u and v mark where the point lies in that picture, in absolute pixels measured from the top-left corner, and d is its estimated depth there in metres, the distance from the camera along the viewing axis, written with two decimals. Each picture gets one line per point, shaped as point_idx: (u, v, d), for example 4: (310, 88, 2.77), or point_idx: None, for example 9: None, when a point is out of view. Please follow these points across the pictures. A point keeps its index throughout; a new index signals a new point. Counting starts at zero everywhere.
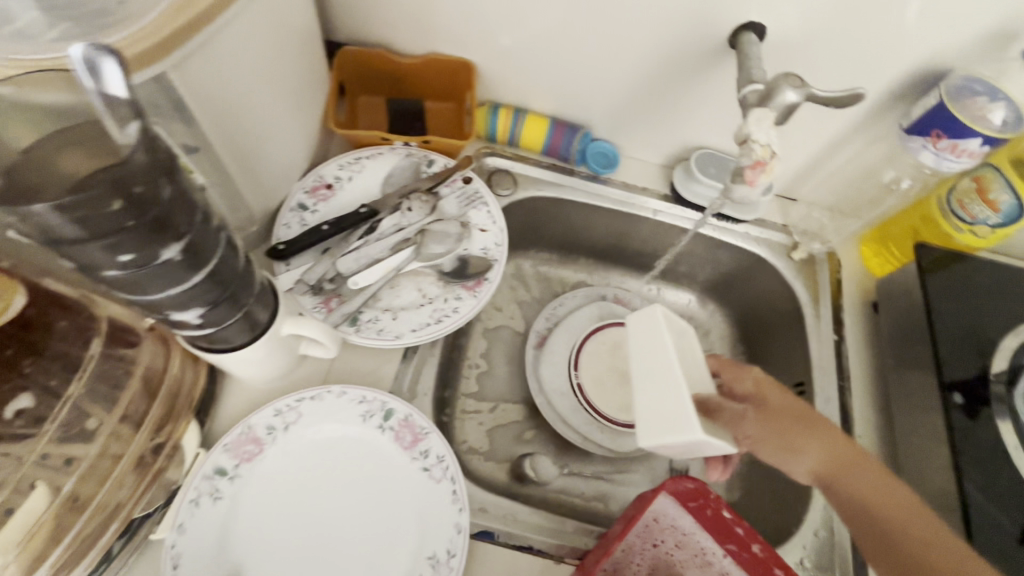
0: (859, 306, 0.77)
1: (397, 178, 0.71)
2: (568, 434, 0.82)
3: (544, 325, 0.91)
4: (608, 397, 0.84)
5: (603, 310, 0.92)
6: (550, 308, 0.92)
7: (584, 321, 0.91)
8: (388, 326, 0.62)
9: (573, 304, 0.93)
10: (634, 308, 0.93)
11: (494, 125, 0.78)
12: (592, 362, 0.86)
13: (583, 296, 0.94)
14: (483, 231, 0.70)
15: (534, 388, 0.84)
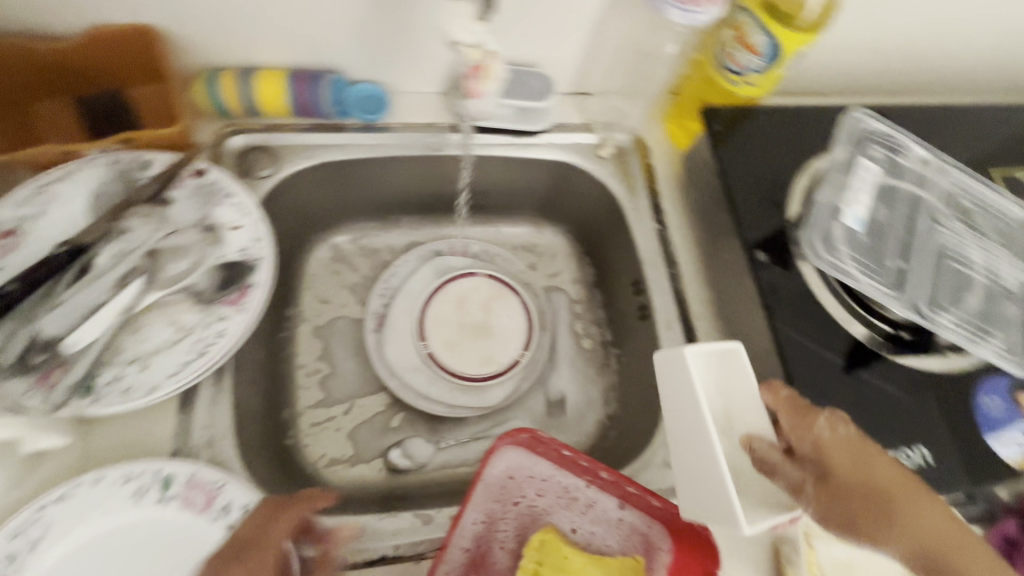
0: (674, 187, 0.75)
1: (105, 195, 0.57)
2: (432, 408, 0.76)
3: (381, 303, 0.81)
4: (464, 356, 0.78)
5: (439, 266, 0.83)
6: (382, 282, 0.82)
7: (422, 284, 0.82)
8: (138, 381, 0.50)
9: (405, 274, 0.82)
10: (473, 253, 0.86)
11: (219, 96, 0.63)
12: (439, 325, 0.79)
13: (415, 257, 0.84)
14: (236, 228, 0.58)
15: (383, 374, 0.76)
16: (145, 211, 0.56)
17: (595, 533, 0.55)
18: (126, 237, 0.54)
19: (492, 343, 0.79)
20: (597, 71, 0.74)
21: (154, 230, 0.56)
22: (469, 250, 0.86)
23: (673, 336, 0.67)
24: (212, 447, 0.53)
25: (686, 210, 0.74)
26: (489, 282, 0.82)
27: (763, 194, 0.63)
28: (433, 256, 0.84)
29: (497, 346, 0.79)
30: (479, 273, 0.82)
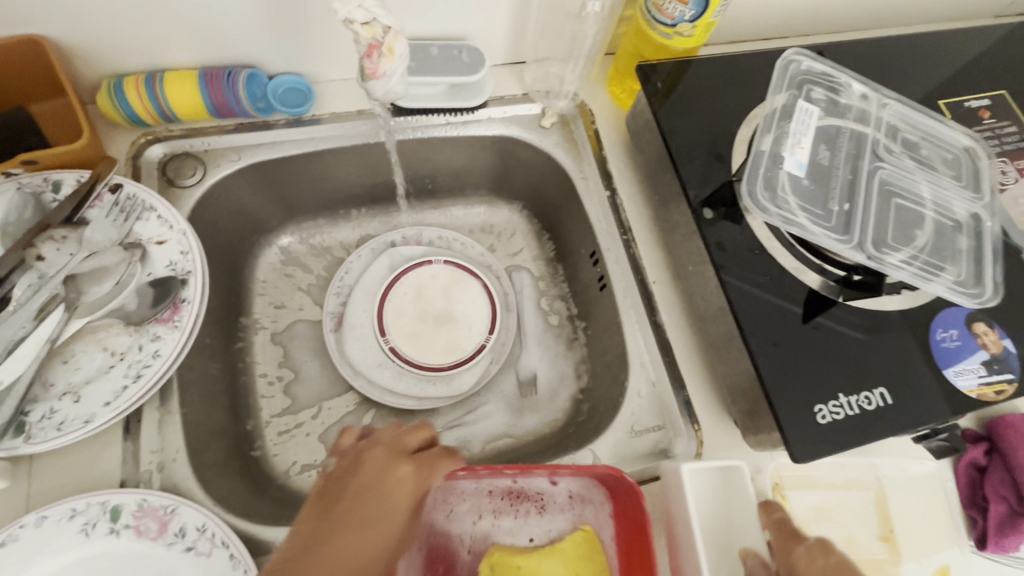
0: (621, 151, 0.73)
1: (15, 223, 0.53)
2: (403, 403, 0.75)
3: (338, 301, 0.79)
4: (428, 347, 0.76)
5: (395, 258, 0.81)
6: (338, 280, 0.79)
7: (378, 278, 0.80)
8: (71, 413, 0.48)
9: (360, 268, 0.81)
10: (429, 240, 0.83)
11: (126, 105, 0.60)
12: (399, 318, 0.77)
13: (369, 252, 0.82)
14: (161, 243, 0.55)
15: (346, 374, 0.74)
16: (58, 233, 0.52)
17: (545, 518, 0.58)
18: (38, 265, 0.51)
19: (456, 330, 0.77)
20: (528, 38, 0.71)
21: (72, 252, 0.52)
22: (424, 237, 0.83)
23: (631, 303, 0.66)
24: (166, 469, 0.52)
25: (636, 174, 0.72)
26: (446, 268, 0.80)
27: (704, 148, 0.61)
28: (386, 246, 0.82)
29: (461, 333, 0.77)
30: (436, 261, 0.80)
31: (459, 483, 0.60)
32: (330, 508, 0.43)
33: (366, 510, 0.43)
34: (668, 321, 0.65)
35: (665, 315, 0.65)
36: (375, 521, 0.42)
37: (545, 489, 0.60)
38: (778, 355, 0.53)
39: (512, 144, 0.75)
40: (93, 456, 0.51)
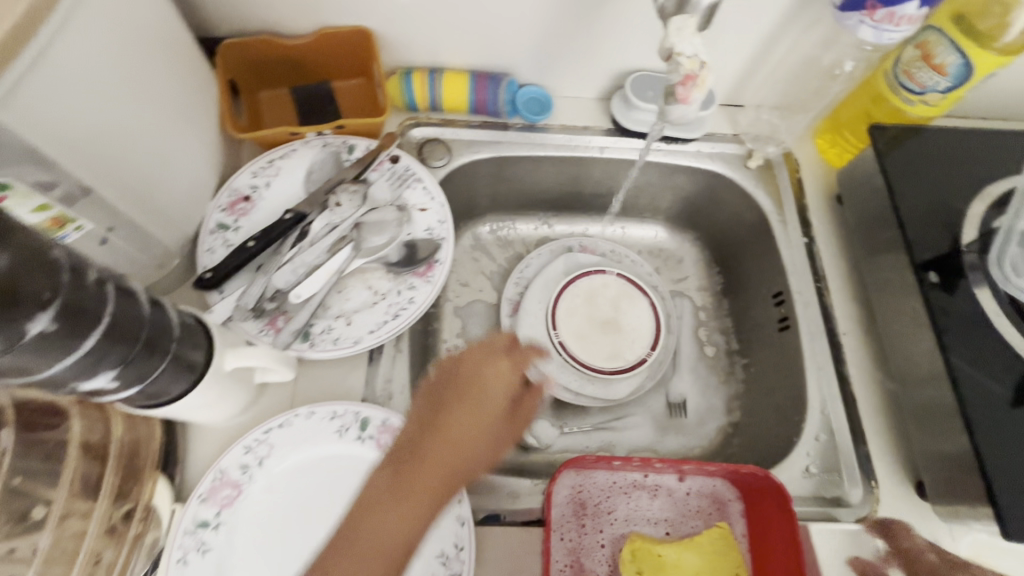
0: (823, 203, 0.75)
1: (318, 172, 0.66)
2: (560, 395, 0.79)
3: (516, 291, 0.85)
4: (592, 349, 0.80)
5: (571, 262, 0.86)
6: (518, 273, 0.86)
7: (555, 278, 0.85)
8: (344, 333, 0.58)
9: (543, 265, 0.86)
10: (603, 253, 0.88)
11: (410, 92, 0.71)
12: (571, 318, 0.81)
13: (549, 252, 0.87)
14: (423, 209, 0.65)
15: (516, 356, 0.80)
16: (350, 187, 0.63)
17: (664, 510, 0.59)
18: (336, 210, 0.62)
19: (620, 339, 0.81)
20: (755, 84, 0.75)
21: (356, 206, 0.63)
22: (601, 250, 0.88)
23: (817, 349, 0.67)
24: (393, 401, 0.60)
25: (835, 226, 0.74)
26: (618, 281, 0.84)
27: (934, 217, 0.63)
28: (564, 250, 0.87)
29: (626, 343, 0.81)
30: (610, 271, 0.84)
31: (592, 476, 0.57)
32: (436, 398, 0.49)
33: (459, 402, 0.49)
34: (853, 375, 0.66)
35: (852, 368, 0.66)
36: (468, 410, 0.48)
37: (667, 483, 0.59)
38: (999, 432, 0.53)
39: (712, 178, 0.79)
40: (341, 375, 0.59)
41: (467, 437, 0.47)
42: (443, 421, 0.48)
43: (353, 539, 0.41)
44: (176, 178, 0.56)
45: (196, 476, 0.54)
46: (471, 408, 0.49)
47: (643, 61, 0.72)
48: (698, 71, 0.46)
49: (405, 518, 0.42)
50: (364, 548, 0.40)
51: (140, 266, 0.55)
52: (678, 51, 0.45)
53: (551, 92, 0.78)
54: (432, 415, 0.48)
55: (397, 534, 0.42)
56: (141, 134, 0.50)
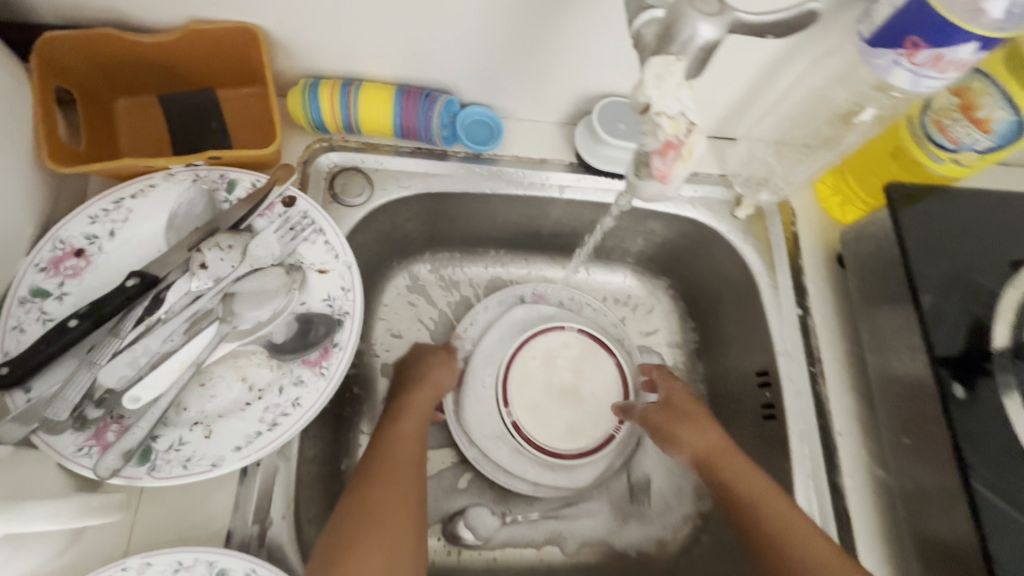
0: (822, 265, 0.63)
1: (184, 217, 0.49)
2: (516, 486, 0.65)
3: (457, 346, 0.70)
4: (550, 426, 0.66)
5: (523, 314, 0.71)
6: (461, 331, 0.70)
7: (507, 335, 0.70)
8: (200, 452, 0.43)
9: (494, 317, 0.71)
10: (563, 302, 0.73)
11: (316, 110, 0.55)
12: (524, 387, 0.66)
13: (498, 302, 0.72)
14: (323, 271, 0.50)
15: (461, 443, 0.66)
16: (223, 240, 0.47)
17: None
18: (201, 274, 0.46)
19: (581, 412, 0.67)
20: (751, 118, 0.61)
21: (234, 264, 0.47)
22: (562, 300, 0.73)
23: (808, 451, 0.56)
24: (271, 530, 0.46)
25: (836, 294, 0.62)
26: (579, 338, 0.69)
27: (959, 304, 0.51)
28: (518, 300, 0.72)
29: (590, 417, 0.67)
30: (569, 327, 0.69)
31: None
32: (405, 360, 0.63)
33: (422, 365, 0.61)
34: (849, 486, 0.55)
35: (846, 476, 0.55)
36: (428, 375, 0.60)
37: None
38: None
39: (692, 226, 0.66)
40: (201, 496, 0.45)
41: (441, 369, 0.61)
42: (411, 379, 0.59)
43: (385, 468, 0.49)
44: None
45: None
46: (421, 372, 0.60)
47: (615, 82, 0.58)
48: (684, 138, 0.32)
49: (409, 444, 0.52)
50: (388, 477, 0.49)
51: None
52: (657, 107, 0.31)
53: (502, 113, 0.63)
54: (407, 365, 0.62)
55: (411, 452, 0.52)
56: None
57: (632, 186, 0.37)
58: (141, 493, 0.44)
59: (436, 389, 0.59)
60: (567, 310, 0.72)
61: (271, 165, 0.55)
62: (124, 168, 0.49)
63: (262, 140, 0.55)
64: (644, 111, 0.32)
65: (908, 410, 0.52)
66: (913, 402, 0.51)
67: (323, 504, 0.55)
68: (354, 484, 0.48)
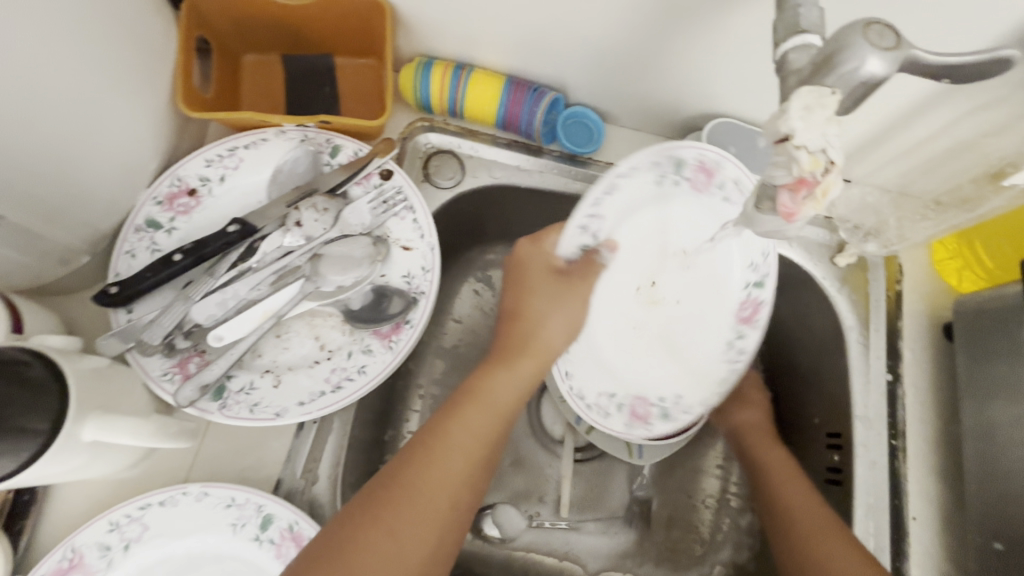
0: (925, 333, 0.57)
1: (287, 174, 0.52)
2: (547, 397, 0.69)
3: (577, 243, 0.54)
4: None
5: (633, 220, 0.55)
6: (582, 404, 0.57)
7: (641, 348, 0.59)
8: (268, 399, 0.45)
9: (621, 205, 0.54)
10: (719, 190, 0.52)
11: (426, 88, 0.56)
12: None
13: (642, 170, 0.51)
14: (407, 248, 0.51)
15: (557, 373, 0.56)
16: (319, 202, 0.49)
17: None
18: (294, 230, 0.48)
19: None
20: (874, 161, 0.56)
21: (325, 227, 0.49)
22: (766, 282, 0.54)
23: (873, 528, 0.52)
24: (316, 486, 0.47)
25: (935, 367, 0.56)
26: None
27: None
28: (666, 174, 0.52)
29: None
30: None
31: None
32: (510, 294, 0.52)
33: (528, 305, 0.51)
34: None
35: (913, 564, 0.50)
36: (534, 314, 0.50)
37: None
38: None
39: (784, 266, 0.62)
40: (260, 440, 0.47)
41: (547, 310, 0.51)
42: (518, 341, 0.50)
43: (453, 424, 0.43)
44: (85, 171, 0.42)
45: (48, 541, 0.43)
46: (526, 303, 0.51)
47: (732, 104, 0.55)
48: (820, 176, 0.29)
49: (481, 427, 0.44)
50: (434, 477, 0.40)
51: (15, 267, 0.42)
52: (798, 140, 0.28)
53: (605, 117, 0.61)
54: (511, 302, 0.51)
55: (489, 429, 0.44)
56: (28, 104, 0.36)
57: (749, 215, 0.35)
58: (209, 426, 0.47)
59: (543, 345, 0.50)
60: (718, 203, 0.52)
61: (374, 137, 0.55)
62: (241, 120, 0.51)
63: (370, 113, 0.56)
64: (781, 141, 0.30)
65: (1004, 511, 0.46)
66: (1013, 504, 0.46)
67: (362, 470, 0.56)
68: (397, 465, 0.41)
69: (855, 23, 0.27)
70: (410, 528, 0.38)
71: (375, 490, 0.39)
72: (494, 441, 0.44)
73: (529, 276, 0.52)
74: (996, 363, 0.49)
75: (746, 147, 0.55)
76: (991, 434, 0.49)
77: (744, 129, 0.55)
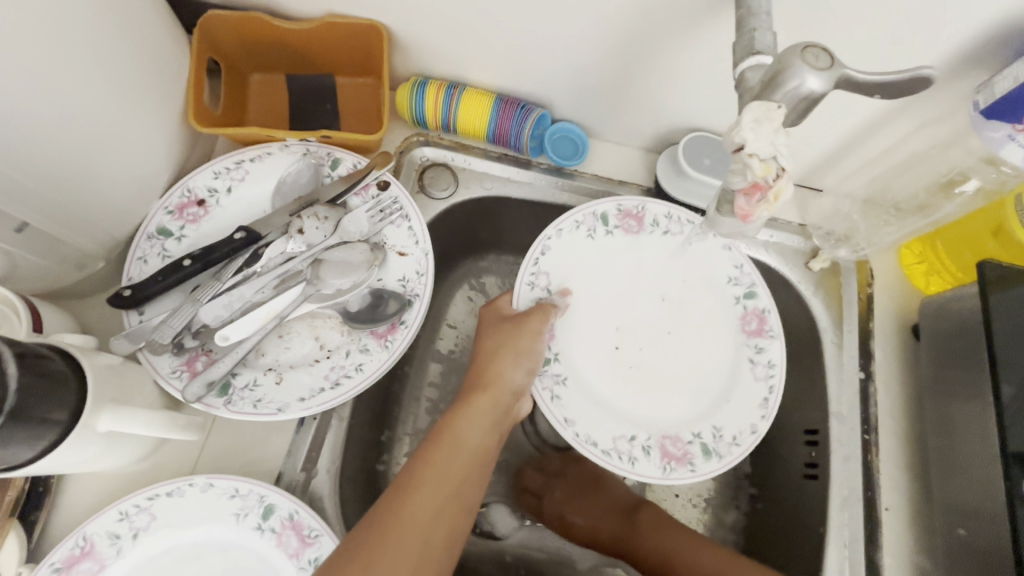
0: (896, 332, 0.60)
1: (290, 184, 0.55)
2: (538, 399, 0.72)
3: (531, 298, 0.58)
4: None
5: (585, 270, 0.60)
6: (598, 451, 0.53)
7: (645, 386, 0.57)
8: (270, 395, 0.48)
9: (567, 261, 0.59)
10: (654, 228, 0.61)
11: (420, 106, 0.59)
12: None
13: (573, 227, 0.60)
14: (403, 254, 0.54)
15: (556, 420, 0.53)
16: (321, 211, 0.52)
17: None
18: (297, 237, 0.51)
19: None
20: (841, 171, 0.60)
21: (326, 234, 0.52)
22: (756, 289, 0.58)
23: (847, 519, 0.54)
24: (315, 480, 0.50)
25: (905, 365, 0.59)
26: None
27: None
28: (596, 229, 0.60)
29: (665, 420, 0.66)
30: None
31: None
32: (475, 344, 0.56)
33: (490, 349, 0.54)
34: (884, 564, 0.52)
35: (885, 554, 0.53)
36: (495, 359, 0.53)
37: None
38: None
39: (761, 271, 0.65)
40: (263, 436, 0.50)
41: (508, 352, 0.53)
42: (480, 382, 0.53)
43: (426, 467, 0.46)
44: (103, 182, 0.46)
45: (61, 531, 0.45)
46: (488, 349, 0.54)
47: (707, 117, 0.58)
48: (773, 181, 0.33)
49: (453, 470, 0.47)
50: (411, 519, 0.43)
51: (36, 271, 0.45)
52: (751, 149, 0.32)
53: (590, 131, 0.65)
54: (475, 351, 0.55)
55: (461, 468, 0.47)
56: (55, 119, 0.39)
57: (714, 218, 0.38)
58: (215, 421, 0.50)
59: (504, 387, 0.53)
60: (658, 237, 0.61)
61: (372, 150, 0.59)
62: (248, 135, 0.54)
63: (368, 128, 0.60)
64: (737, 150, 0.33)
65: (967, 500, 0.49)
66: (974, 493, 0.48)
67: (360, 468, 0.59)
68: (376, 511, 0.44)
69: (795, 45, 0.31)
70: (396, 562, 0.41)
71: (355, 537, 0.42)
72: (465, 482, 0.47)
73: (495, 326, 0.56)
74: (957, 358, 0.52)
75: (721, 158, 0.58)
76: (954, 425, 0.51)
77: (719, 142, 0.58)
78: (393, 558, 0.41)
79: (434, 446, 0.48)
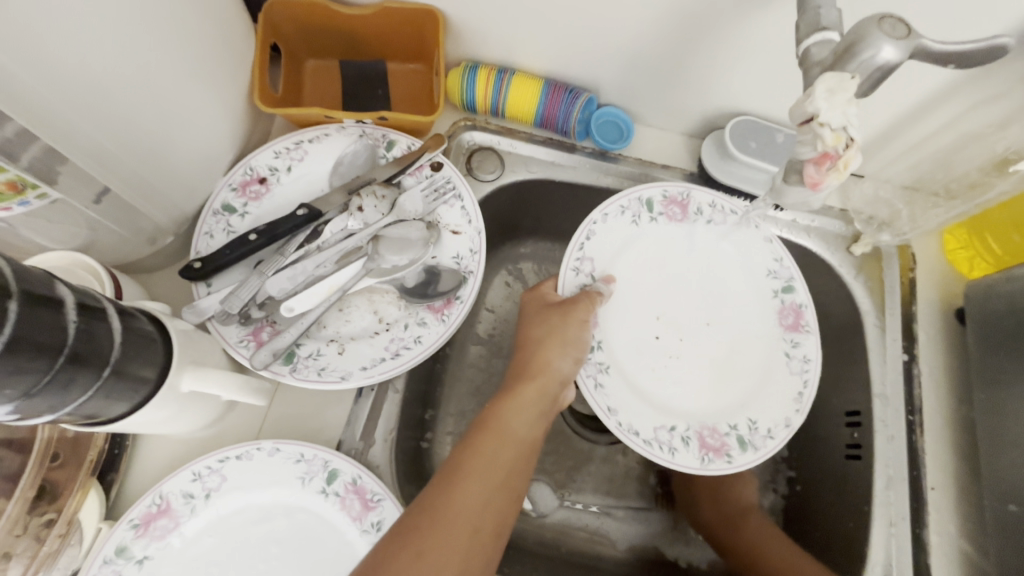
0: (940, 315, 0.61)
1: (347, 165, 0.57)
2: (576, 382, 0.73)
3: (576, 283, 0.58)
4: None
5: (627, 256, 0.60)
6: (639, 440, 0.53)
7: (683, 377, 0.58)
8: (333, 364, 0.50)
9: (609, 246, 0.60)
10: (699, 216, 0.61)
11: (471, 91, 0.61)
12: None
13: (619, 212, 0.60)
14: (457, 232, 0.55)
15: (600, 410, 0.53)
16: (379, 190, 0.53)
17: None
18: (357, 215, 0.53)
19: None
20: (886, 155, 0.60)
21: (383, 213, 0.53)
22: (794, 283, 0.59)
23: (893, 498, 0.55)
24: (372, 450, 0.51)
25: (948, 349, 0.60)
26: None
27: None
28: (641, 215, 0.61)
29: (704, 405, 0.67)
30: None
31: None
32: (521, 334, 0.55)
33: (536, 338, 0.54)
34: (931, 543, 0.53)
35: (932, 532, 0.53)
36: (541, 349, 0.53)
37: None
38: None
39: (802, 256, 0.65)
40: (323, 406, 0.52)
41: (554, 342, 0.53)
42: (527, 372, 0.53)
43: (474, 458, 0.46)
44: (177, 155, 0.48)
45: (133, 491, 0.47)
46: (534, 336, 0.54)
47: (753, 102, 0.59)
48: (842, 151, 0.34)
49: (501, 462, 0.47)
50: (459, 511, 0.43)
51: (113, 240, 0.48)
52: (824, 118, 0.33)
53: (633, 117, 0.66)
54: (520, 341, 0.55)
55: (510, 458, 0.47)
56: (142, 93, 0.41)
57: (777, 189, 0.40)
58: (277, 390, 0.52)
59: (551, 378, 0.52)
60: (702, 226, 0.62)
61: (423, 133, 0.61)
62: (307, 116, 0.56)
63: (420, 112, 0.62)
64: (807, 121, 0.34)
65: (1017, 477, 0.49)
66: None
67: (408, 443, 0.60)
68: (425, 500, 0.44)
69: (871, 17, 0.32)
70: (444, 553, 0.41)
71: (404, 527, 0.42)
72: (512, 475, 0.47)
73: (541, 313, 0.55)
74: (1005, 338, 0.52)
75: (767, 141, 0.59)
76: (1003, 404, 0.52)
77: (764, 126, 0.60)
78: (442, 549, 0.41)
79: (481, 436, 0.48)
